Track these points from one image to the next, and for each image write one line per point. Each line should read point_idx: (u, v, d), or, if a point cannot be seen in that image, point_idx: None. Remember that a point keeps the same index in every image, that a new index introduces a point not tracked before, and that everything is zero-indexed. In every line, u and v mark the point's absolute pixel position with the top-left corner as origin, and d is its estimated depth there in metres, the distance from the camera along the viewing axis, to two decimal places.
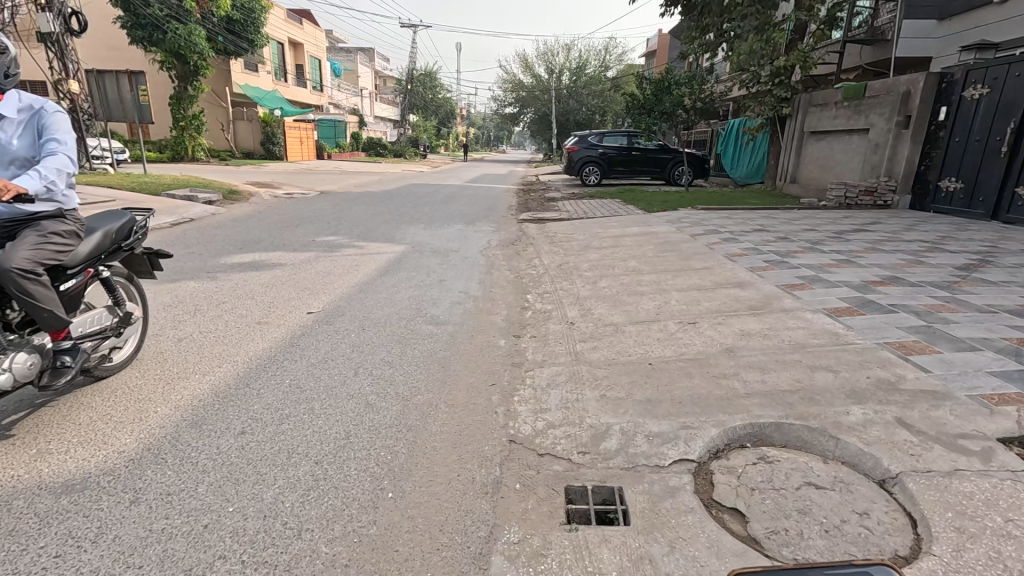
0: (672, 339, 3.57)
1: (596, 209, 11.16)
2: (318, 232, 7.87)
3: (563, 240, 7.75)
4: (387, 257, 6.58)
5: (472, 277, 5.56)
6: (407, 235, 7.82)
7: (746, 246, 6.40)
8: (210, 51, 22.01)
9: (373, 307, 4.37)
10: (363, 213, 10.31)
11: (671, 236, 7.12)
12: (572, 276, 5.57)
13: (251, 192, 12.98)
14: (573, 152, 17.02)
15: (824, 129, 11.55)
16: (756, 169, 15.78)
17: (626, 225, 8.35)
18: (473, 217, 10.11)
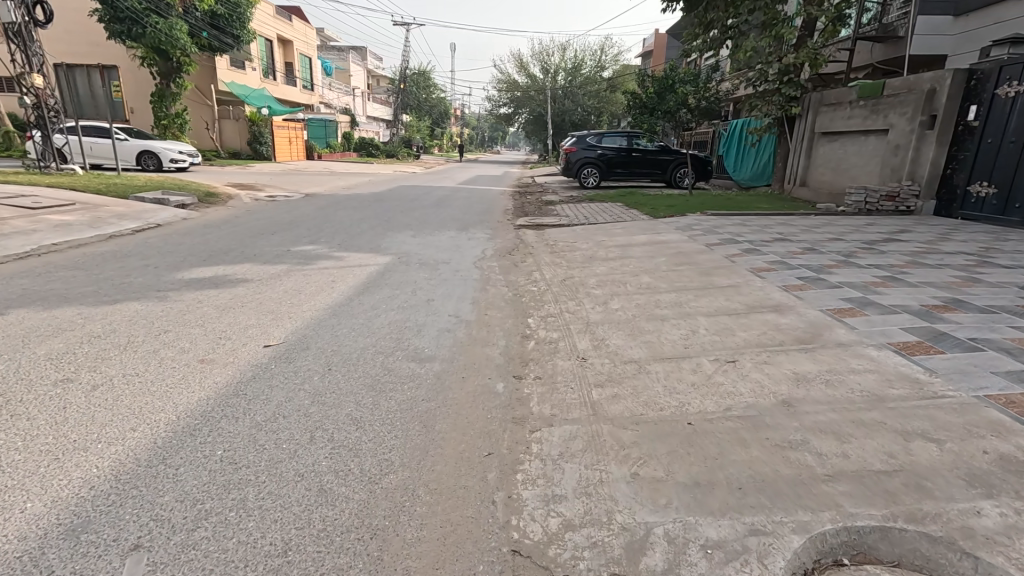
0: (709, 384, 2.89)
1: (597, 213, 10.48)
2: (296, 240, 7.14)
3: (563, 250, 7.06)
4: (369, 270, 5.86)
5: (465, 296, 4.85)
6: (393, 244, 7.10)
7: (772, 258, 5.75)
8: (193, 47, 21.26)
9: (345, 338, 3.66)
10: (348, 218, 9.57)
11: (685, 246, 6.45)
12: (578, 295, 4.88)
13: (231, 195, 12.22)
14: (571, 152, 16.39)
15: (838, 130, 10.92)
16: (761, 172, 15.21)
17: (633, 233, 7.67)
18: (466, 222, 9.42)
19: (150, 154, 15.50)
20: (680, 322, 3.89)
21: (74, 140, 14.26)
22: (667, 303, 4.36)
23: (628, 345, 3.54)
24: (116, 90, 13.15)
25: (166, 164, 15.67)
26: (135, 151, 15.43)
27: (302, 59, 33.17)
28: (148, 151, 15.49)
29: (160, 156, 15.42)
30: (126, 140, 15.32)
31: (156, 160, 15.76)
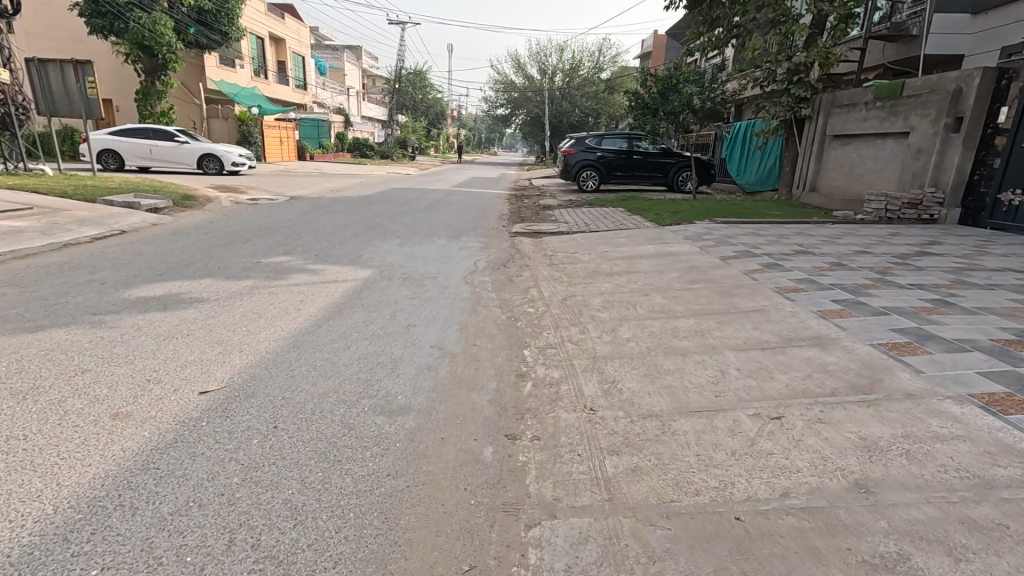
0: (754, 454, 2.27)
1: (598, 220, 9.86)
2: (270, 250, 6.50)
3: (563, 262, 6.43)
4: (346, 286, 5.24)
5: (453, 320, 4.22)
6: (377, 255, 6.46)
7: (797, 274, 5.16)
8: (178, 44, 20.50)
9: (302, 380, 3.02)
10: (331, 224, 8.94)
11: (697, 260, 5.85)
12: (581, 319, 4.25)
13: (211, 197, 11.56)
14: (570, 155, 15.79)
15: (852, 133, 10.35)
16: (769, 173, 14.66)
17: (638, 243, 7.05)
18: (459, 229, 8.81)
19: (212, 157, 15.73)
20: (706, 360, 3.27)
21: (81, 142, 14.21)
22: (685, 333, 3.74)
23: (646, 391, 2.91)
24: (92, 87, 12.54)
25: (227, 166, 15.85)
26: (196, 154, 15.69)
27: (295, 58, 32.51)
28: (209, 155, 15.84)
29: (218, 158, 15.65)
30: (187, 143, 15.55)
31: (218, 164, 16.07)
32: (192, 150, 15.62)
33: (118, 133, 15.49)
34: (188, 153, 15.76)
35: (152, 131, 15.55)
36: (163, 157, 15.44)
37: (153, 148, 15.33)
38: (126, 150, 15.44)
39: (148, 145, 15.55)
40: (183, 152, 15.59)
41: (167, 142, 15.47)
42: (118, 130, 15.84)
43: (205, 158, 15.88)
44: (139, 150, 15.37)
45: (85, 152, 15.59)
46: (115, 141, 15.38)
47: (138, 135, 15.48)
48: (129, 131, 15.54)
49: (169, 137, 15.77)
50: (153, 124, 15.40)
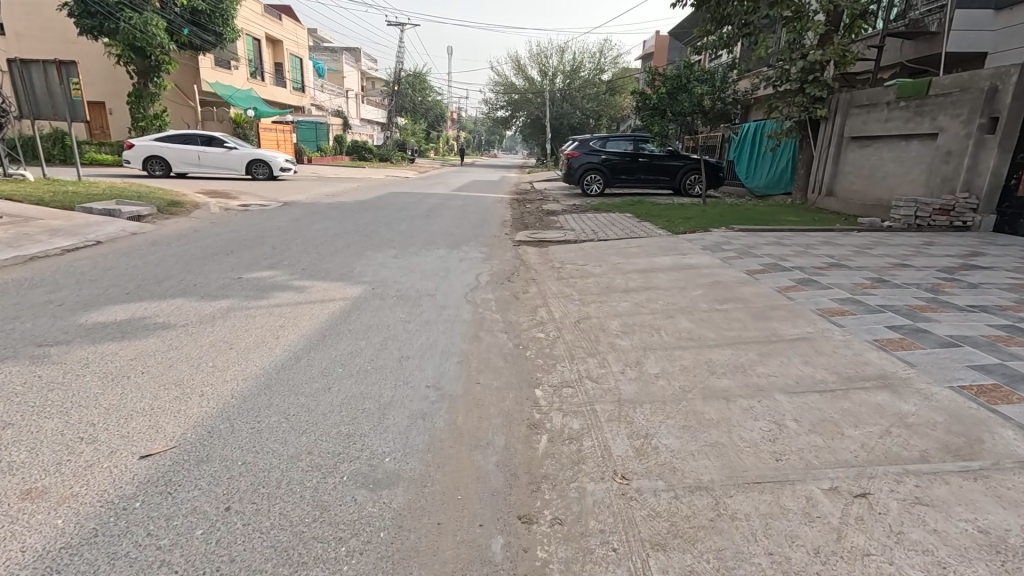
0: (846, 556, 1.74)
1: (606, 227, 9.32)
2: (252, 264, 5.97)
3: (573, 276, 5.90)
4: (333, 304, 4.72)
5: (453, 350, 3.69)
6: (369, 269, 5.93)
7: (836, 291, 4.63)
8: (171, 45, 20.02)
9: (268, 438, 2.49)
10: (324, 232, 8.43)
11: (721, 274, 5.33)
12: (598, 348, 3.71)
13: (199, 203, 11.04)
14: (573, 158, 15.28)
15: (873, 135, 9.83)
16: (779, 177, 14.13)
17: (653, 255, 6.52)
18: (459, 237, 8.31)
19: (261, 163, 16.04)
20: (755, 408, 2.73)
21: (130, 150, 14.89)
22: (722, 368, 3.21)
23: (687, 452, 2.38)
24: (76, 88, 12.05)
25: (277, 170, 16.17)
26: (245, 159, 15.98)
27: (292, 60, 32.01)
28: (258, 159, 16.13)
29: (267, 165, 16.00)
30: (236, 149, 15.78)
31: (265, 168, 16.36)
32: (239, 157, 15.88)
33: (165, 139, 15.71)
34: (236, 159, 16.02)
35: (199, 137, 15.69)
36: (210, 164, 15.70)
37: (202, 155, 15.57)
38: (173, 156, 15.68)
39: (196, 151, 15.77)
40: (230, 158, 15.84)
41: (215, 149, 15.65)
42: (162, 136, 16.00)
43: (254, 164, 16.16)
44: (186, 156, 15.60)
45: (131, 158, 15.77)
46: (162, 148, 15.63)
47: (186, 142, 15.69)
48: (176, 138, 15.65)
49: (216, 142, 15.94)
50: (200, 131, 15.55)
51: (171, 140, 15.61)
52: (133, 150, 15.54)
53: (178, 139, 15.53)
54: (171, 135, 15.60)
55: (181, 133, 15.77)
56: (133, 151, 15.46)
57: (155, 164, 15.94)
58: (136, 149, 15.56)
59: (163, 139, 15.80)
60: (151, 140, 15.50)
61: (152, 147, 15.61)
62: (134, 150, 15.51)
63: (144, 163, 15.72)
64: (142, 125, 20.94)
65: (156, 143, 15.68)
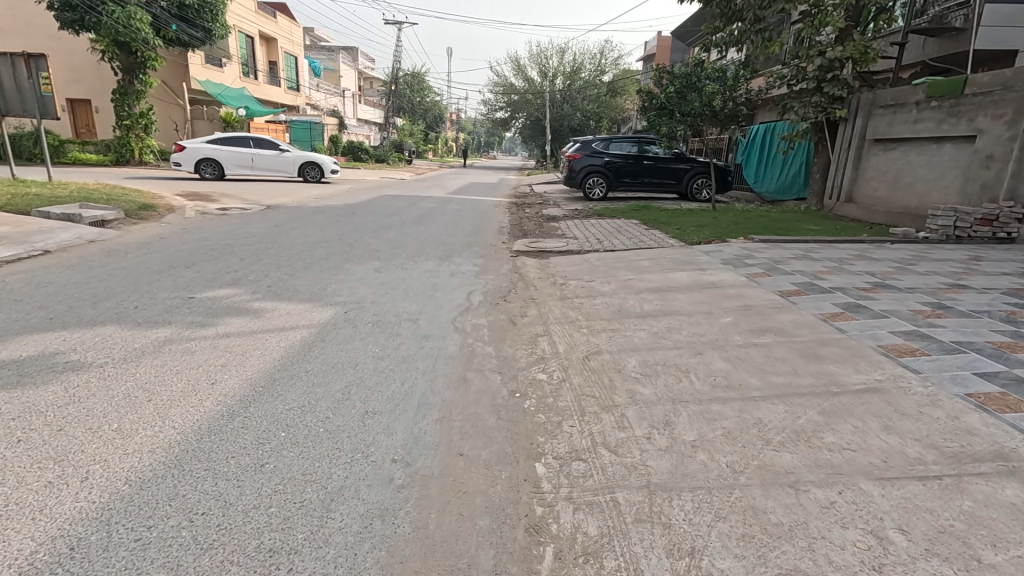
0: None
1: (612, 235, 8.63)
2: (211, 280, 5.22)
3: (579, 295, 5.19)
4: (296, 331, 3.99)
5: (432, 399, 2.96)
6: (346, 286, 5.20)
7: (891, 318, 3.92)
8: (157, 41, 19.31)
9: (153, 560, 1.74)
10: (302, 240, 7.71)
11: (750, 297, 4.62)
12: (615, 399, 2.98)
13: (174, 206, 10.35)
14: (574, 160, 14.60)
15: (900, 137, 9.14)
16: (791, 182, 13.44)
17: (667, 270, 5.83)
18: (451, 247, 7.61)
19: (314, 165, 16.58)
20: (838, 505, 1.99)
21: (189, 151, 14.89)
22: (778, 435, 2.48)
23: None
24: (47, 83, 11.33)
25: (329, 172, 16.79)
26: (299, 161, 16.48)
27: (287, 58, 31.29)
28: (310, 162, 16.68)
29: (320, 168, 16.53)
30: (291, 151, 16.30)
31: (315, 171, 16.90)
32: (293, 159, 16.36)
33: (215, 142, 15.75)
34: (289, 161, 16.45)
35: (251, 140, 16.00)
36: (264, 166, 16.03)
37: (256, 157, 15.89)
38: (226, 158, 15.76)
39: (248, 154, 16.03)
40: (284, 160, 16.27)
41: (269, 150, 16.03)
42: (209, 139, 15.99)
43: (306, 167, 16.67)
44: (241, 158, 15.81)
45: (181, 160, 15.60)
46: (214, 150, 15.67)
47: (238, 145, 15.88)
48: (229, 140, 15.79)
49: (267, 145, 16.30)
50: (254, 134, 15.86)
51: (226, 143, 15.74)
52: (183, 153, 15.42)
53: (233, 142, 15.71)
54: (224, 136, 15.74)
55: (232, 136, 15.96)
56: (185, 154, 15.31)
57: (204, 167, 15.87)
58: (187, 151, 15.49)
59: (211, 142, 15.85)
60: (202, 142, 15.52)
61: (205, 149, 15.60)
62: (184, 152, 15.37)
63: (196, 166, 15.65)
64: (127, 124, 20.26)
65: (207, 146, 15.68)
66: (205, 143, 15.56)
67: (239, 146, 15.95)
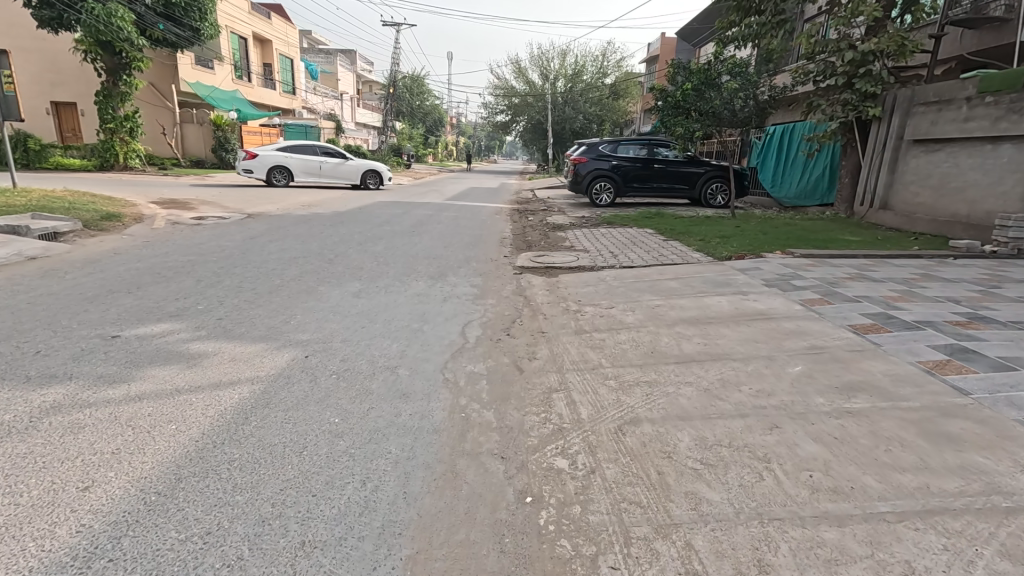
0: None
1: (627, 247, 7.73)
2: (148, 313, 4.25)
3: (600, 327, 4.26)
4: (236, 387, 3.04)
5: (403, 516, 2.02)
6: (313, 319, 4.26)
7: (1019, 371, 2.96)
8: (142, 40, 18.51)
9: None
10: (277, 255, 6.80)
11: (817, 335, 3.69)
12: (674, 514, 2.04)
13: (143, 216, 9.49)
14: (579, 164, 13.68)
15: (946, 137, 8.28)
16: (813, 188, 12.50)
17: (702, 296, 4.90)
18: (447, 262, 6.71)
19: (374, 172, 17.25)
20: None
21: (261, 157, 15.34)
22: None
23: None
24: (9, 82, 10.50)
25: (387, 179, 17.54)
26: (360, 170, 17.14)
27: (282, 60, 30.47)
28: (370, 170, 17.39)
29: (381, 176, 17.32)
30: (354, 158, 16.93)
31: (374, 179, 17.57)
32: (357, 168, 17.03)
33: (285, 150, 16.23)
34: (351, 170, 17.07)
35: (318, 148, 16.55)
36: (331, 174, 16.58)
37: (324, 165, 16.48)
38: (295, 166, 16.24)
39: (315, 161, 16.56)
40: (349, 168, 16.86)
41: (335, 158, 16.61)
42: (273, 146, 16.38)
43: (367, 175, 17.33)
44: (310, 166, 16.31)
45: (252, 167, 16.03)
46: (285, 158, 16.20)
47: (306, 153, 16.44)
48: (299, 148, 16.34)
49: (332, 153, 16.90)
50: (321, 142, 16.44)
51: (297, 152, 16.30)
52: (256, 160, 15.82)
53: (303, 151, 16.27)
54: (293, 143, 16.25)
55: (300, 145, 16.49)
56: (259, 161, 15.73)
57: (274, 174, 16.28)
58: (259, 159, 15.95)
59: (280, 149, 16.31)
60: (274, 151, 16.03)
61: (275, 156, 16.05)
62: (257, 160, 15.84)
63: (268, 173, 16.05)
64: (111, 127, 19.42)
65: (277, 153, 16.12)
66: (277, 151, 16.09)
67: (307, 154, 16.49)
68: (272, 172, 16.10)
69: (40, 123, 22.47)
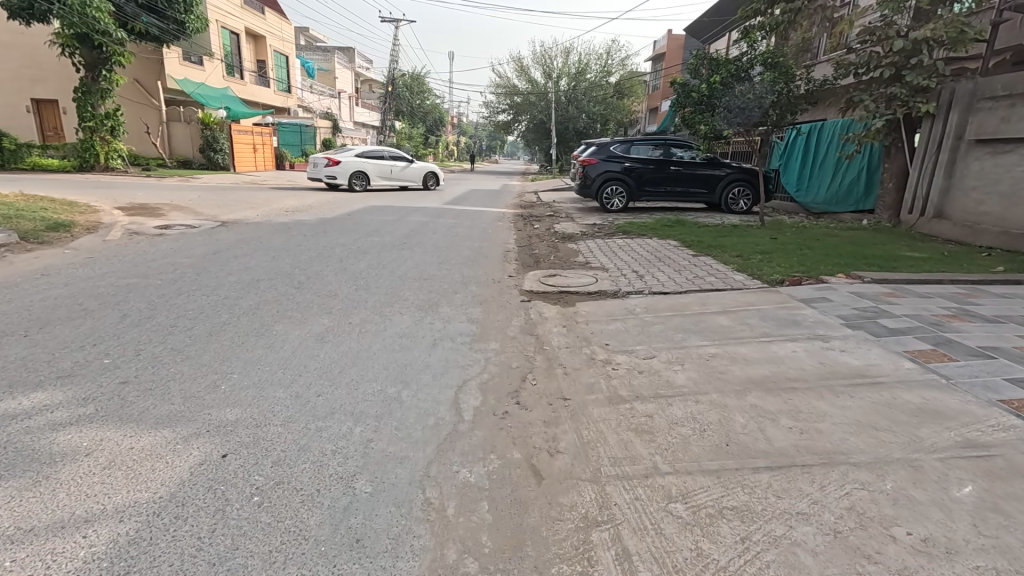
0: None
1: (653, 265, 6.67)
2: (27, 372, 3.13)
3: (644, 394, 3.15)
4: (81, 534, 1.88)
5: None
6: (254, 382, 3.13)
7: None
8: (121, 32, 17.46)
9: None
10: (235, 276, 5.66)
11: (964, 418, 2.59)
12: None
13: (99, 225, 8.39)
14: (589, 165, 12.57)
15: (1021, 136, 7.22)
16: (847, 193, 11.39)
17: (767, 342, 3.79)
18: (443, 286, 5.63)
19: (434, 173, 18.33)
20: None
21: (343, 162, 15.80)
22: None
23: None
24: None
25: (442, 178, 18.73)
26: (422, 172, 18.11)
27: (276, 56, 29.32)
28: (429, 172, 18.46)
29: (438, 176, 18.46)
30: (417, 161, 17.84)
31: (431, 179, 18.57)
32: (419, 171, 17.95)
33: (361, 155, 16.58)
34: (414, 172, 17.95)
35: (387, 152, 17.11)
36: (402, 177, 17.33)
37: (395, 168, 17.12)
38: (373, 171, 16.66)
39: (386, 165, 17.11)
40: (415, 171, 17.75)
41: (403, 161, 17.39)
42: (348, 151, 16.63)
43: (427, 177, 18.31)
44: (385, 170, 16.88)
45: (335, 173, 16.22)
46: (363, 163, 16.51)
47: (377, 157, 16.92)
48: (372, 153, 16.79)
49: (396, 156, 17.56)
50: (389, 146, 17.07)
51: (372, 157, 16.79)
52: (339, 166, 16.02)
53: (378, 156, 16.78)
54: (369, 149, 16.69)
55: (370, 150, 16.92)
56: (342, 167, 16.00)
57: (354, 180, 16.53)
58: (342, 165, 16.15)
59: (356, 155, 16.58)
60: (353, 157, 16.32)
61: (353, 162, 16.38)
62: (340, 166, 16.10)
63: (349, 178, 16.28)
64: (91, 125, 18.35)
65: (355, 159, 16.41)
66: (357, 157, 16.41)
67: (378, 158, 16.96)
68: (354, 177, 16.39)
69: (20, 121, 21.38)
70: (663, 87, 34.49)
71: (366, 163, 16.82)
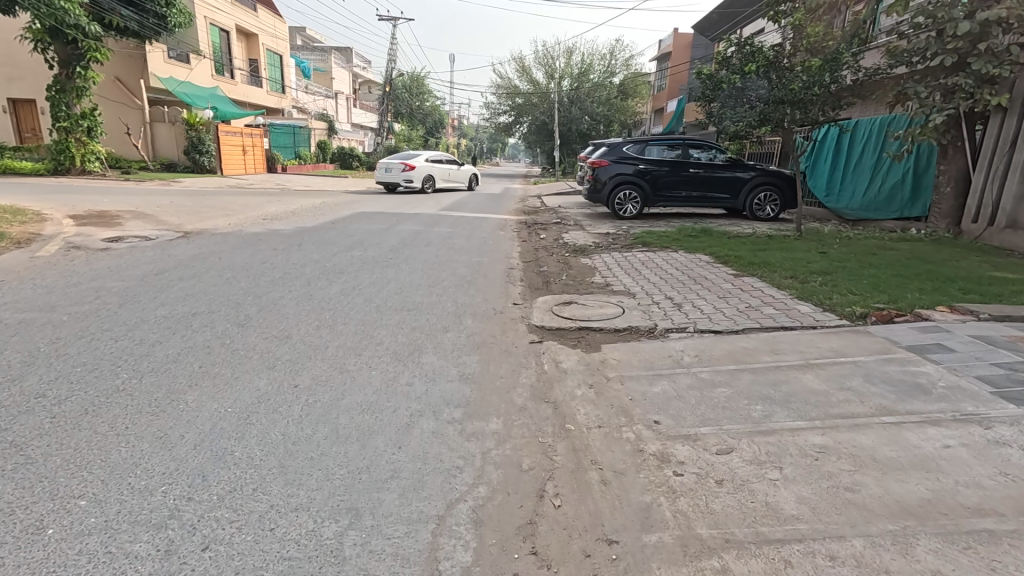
0: None
1: (690, 287, 5.49)
2: None
3: (741, 537, 1.95)
4: None
5: None
6: (103, 522, 1.92)
7: None
8: (96, 26, 16.33)
9: None
10: (163, 310, 4.43)
11: None
12: None
13: (36, 239, 7.21)
14: (599, 168, 11.33)
15: None
16: (889, 198, 10.11)
17: (893, 425, 2.60)
18: (436, 320, 4.45)
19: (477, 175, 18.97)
20: None
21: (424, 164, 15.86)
22: None
23: None
24: None
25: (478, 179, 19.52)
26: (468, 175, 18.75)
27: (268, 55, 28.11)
28: (473, 175, 19.08)
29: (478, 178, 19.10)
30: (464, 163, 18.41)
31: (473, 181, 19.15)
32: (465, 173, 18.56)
33: (430, 158, 16.74)
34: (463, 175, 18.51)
35: (444, 155, 17.39)
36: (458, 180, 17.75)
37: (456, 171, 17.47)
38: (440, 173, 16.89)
39: (446, 168, 17.38)
40: (466, 173, 18.35)
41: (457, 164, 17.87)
42: (415, 155, 16.71)
43: (472, 178, 18.90)
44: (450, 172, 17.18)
45: (410, 177, 16.21)
46: (433, 166, 16.67)
47: (440, 161, 17.13)
48: (436, 157, 17.02)
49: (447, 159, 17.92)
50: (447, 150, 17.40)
51: (436, 161, 17.01)
52: (417, 170, 16.10)
53: (441, 159, 17.02)
54: (436, 153, 16.92)
55: (433, 153, 17.12)
56: (421, 170, 16.08)
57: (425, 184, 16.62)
58: (417, 169, 16.21)
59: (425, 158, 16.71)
60: (425, 160, 16.38)
61: (425, 165, 16.51)
62: (416, 169, 16.19)
63: (425, 181, 16.36)
64: (65, 126, 17.12)
65: (426, 163, 16.55)
66: (427, 161, 16.53)
67: (442, 162, 17.20)
68: (428, 180, 16.49)
69: None
70: (669, 87, 33.24)
71: (433, 166, 16.98)
